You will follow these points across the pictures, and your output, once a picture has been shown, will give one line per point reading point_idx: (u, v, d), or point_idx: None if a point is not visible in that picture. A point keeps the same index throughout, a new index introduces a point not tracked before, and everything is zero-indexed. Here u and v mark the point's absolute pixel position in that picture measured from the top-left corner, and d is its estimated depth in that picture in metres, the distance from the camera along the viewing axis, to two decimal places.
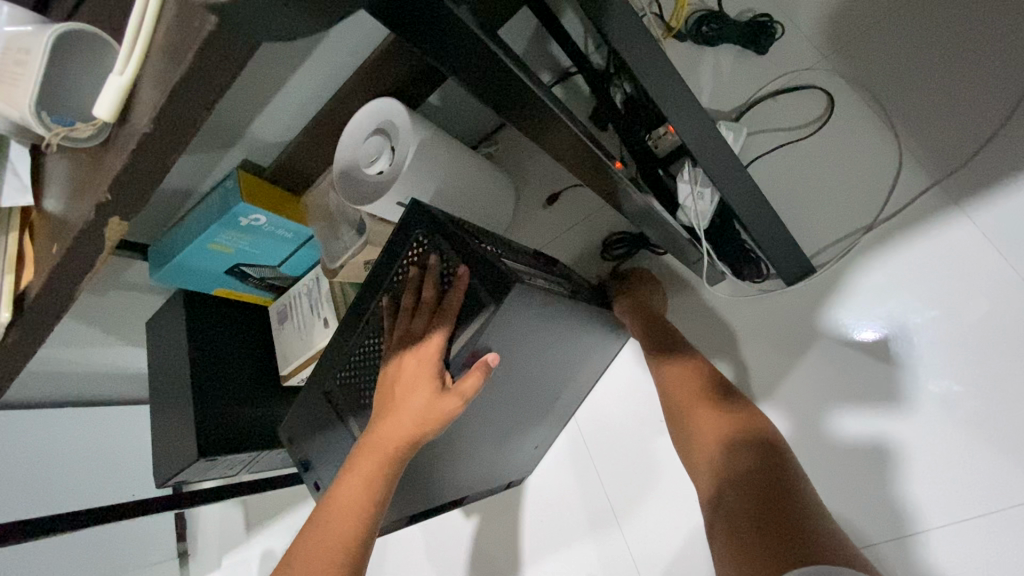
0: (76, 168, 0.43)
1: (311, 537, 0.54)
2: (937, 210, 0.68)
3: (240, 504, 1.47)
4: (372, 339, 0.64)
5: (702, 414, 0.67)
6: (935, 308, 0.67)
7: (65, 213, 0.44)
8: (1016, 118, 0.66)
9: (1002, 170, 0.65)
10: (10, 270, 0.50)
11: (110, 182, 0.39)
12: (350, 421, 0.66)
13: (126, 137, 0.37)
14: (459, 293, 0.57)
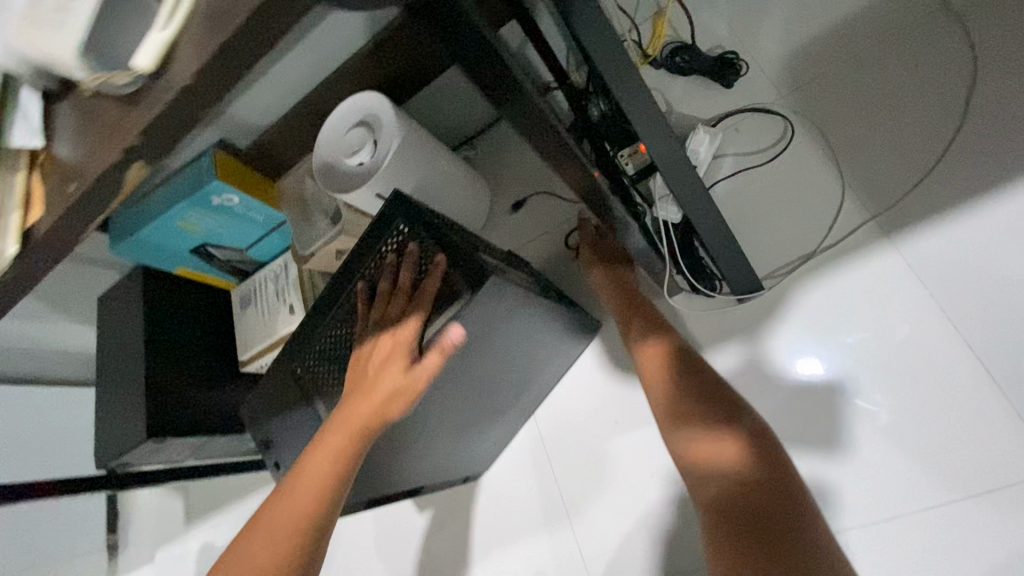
0: (104, 114, 0.45)
1: (267, 520, 0.53)
2: (872, 242, 0.75)
3: (182, 495, 1.41)
4: (345, 322, 0.65)
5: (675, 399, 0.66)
6: (867, 328, 0.74)
7: (84, 155, 0.46)
8: (941, 165, 0.74)
9: (927, 210, 0.73)
10: (17, 208, 0.51)
11: (143, 125, 0.42)
12: (316, 401, 0.67)
13: (160, 89, 0.40)
14: (437, 279, 0.60)
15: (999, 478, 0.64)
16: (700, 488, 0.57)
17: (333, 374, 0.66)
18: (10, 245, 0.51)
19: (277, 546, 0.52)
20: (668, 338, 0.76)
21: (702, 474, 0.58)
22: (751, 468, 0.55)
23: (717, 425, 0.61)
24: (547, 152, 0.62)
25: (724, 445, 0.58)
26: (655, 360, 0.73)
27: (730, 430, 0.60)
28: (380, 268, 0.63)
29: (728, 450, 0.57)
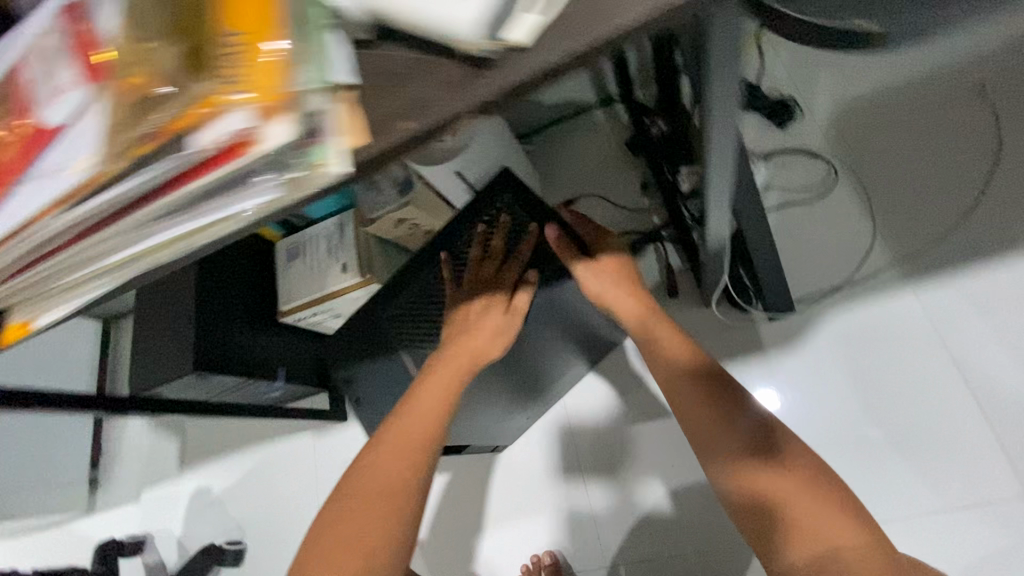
0: (468, 70, 0.30)
1: (386, 440, 0.58)
2: (894, 284, 0.86)
3: (178, 438, 1.40)
4: (434, 284, 0.71)
5: (700, 420, 0.56)
6: (880, 357, 0.85)
7: (425, 108, 0.30)
8: (959, 227, 0.85)
9: (944, 264, 0.85)
10: (339, 135, 0.31)
11: (507, 83, 0.29)
12: (403, 351, 0.73)
13: (507, 66, 0.29)
14: (529, 245, 0.69)
15: (982, 495, 0.76)
16: (762, 544, 0.49)
17: (418, 328, 0.73)
18: (328, 165, 0.30)
19: (397, 466, 0.55)
20: (670, 332, 0.63)
21: (758, 526, 0.50)
22: (824, 520, 0.47)
23: (756, 460, 0.52)
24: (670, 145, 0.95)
25: (778, 486, 0.50)
26: (661, 362, 0.61)
27: (774, 464, 0.51)
28: (469, 238, 0.70)
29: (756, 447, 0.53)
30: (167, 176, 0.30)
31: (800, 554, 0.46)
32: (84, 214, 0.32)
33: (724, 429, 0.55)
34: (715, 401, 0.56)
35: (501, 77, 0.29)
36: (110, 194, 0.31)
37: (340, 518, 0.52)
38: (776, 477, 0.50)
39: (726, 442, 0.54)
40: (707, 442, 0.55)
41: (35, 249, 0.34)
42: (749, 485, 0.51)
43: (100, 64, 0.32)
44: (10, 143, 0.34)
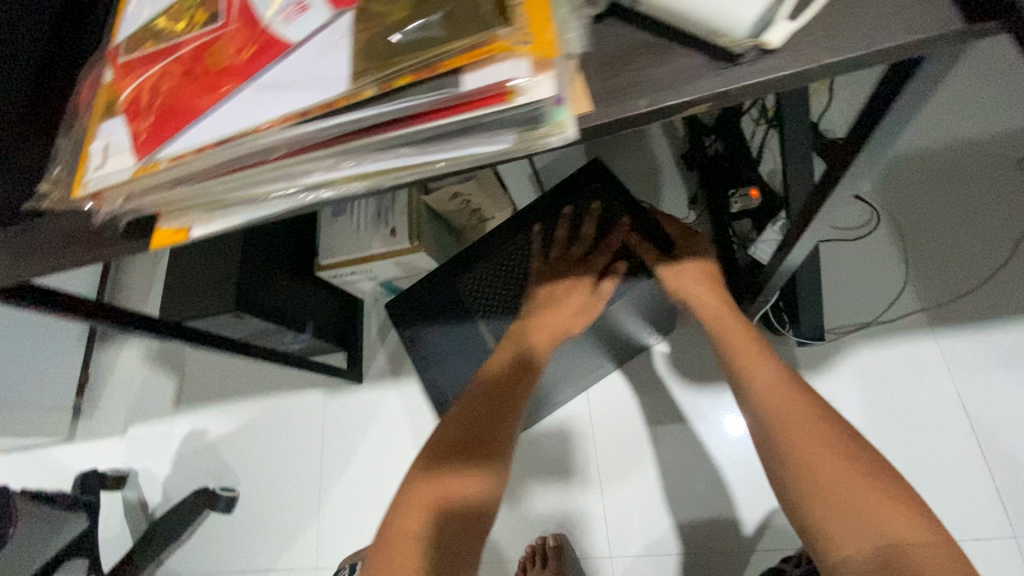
0: (710, 65, 0.32)
1: (473, 400, 0.61)
2: (920, 327, 0.93)
3: (174, 377, 1.36)
4: (517, 257, 0.74)
5: (763, 412, 0.57)
6: (897, 393, 0.91)
7: (665, 90, 0.32)
8: (985, 284, 0.93)
9: (966, 315, 0.92)
10: (570, 102, 0.32)
11: (752, 82, 0.31)
12: (479, 317, 0.74)
13: (753, 66, 0.31)
14: (621, 233, 0.69)
15: (976, 529, 0.82)
16: (816, 536, 0.49)
17: (493, 300, 0.74)
18: (562, 124, 0.31)
19: (487, 425, 0.58)
20: (743, 336, 0.64)
21: (813, 517, 0.49)
22: (883, 515, 0.46)
23: (813, 451, 0.52)
24: (724, 171, 1.06)
25: (836, 469, 0.50)
26: (732, 358, 0.63)
27: (834, 457, 0.51)
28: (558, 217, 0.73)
29: (823, 436, 0.53)
30: (414, 111, 0.30)
31: (856, 546, 0.46)
32: (306, 133, 0.32)
33: (785, 419, 0.55)
34: (779, 395, 0.57)
35: (744, 75, 0.31)
36: (345, 118, 0.31)
37: (419, 485, 0.53)
38: (831, 463, 0.50)
39: (785, 432, 0.54)
40: (768, 432, 0.56)
41: (232, 159, 0.34)
42: (805, 474, 0.51)
43: None
44: (225, 48, 0.34)
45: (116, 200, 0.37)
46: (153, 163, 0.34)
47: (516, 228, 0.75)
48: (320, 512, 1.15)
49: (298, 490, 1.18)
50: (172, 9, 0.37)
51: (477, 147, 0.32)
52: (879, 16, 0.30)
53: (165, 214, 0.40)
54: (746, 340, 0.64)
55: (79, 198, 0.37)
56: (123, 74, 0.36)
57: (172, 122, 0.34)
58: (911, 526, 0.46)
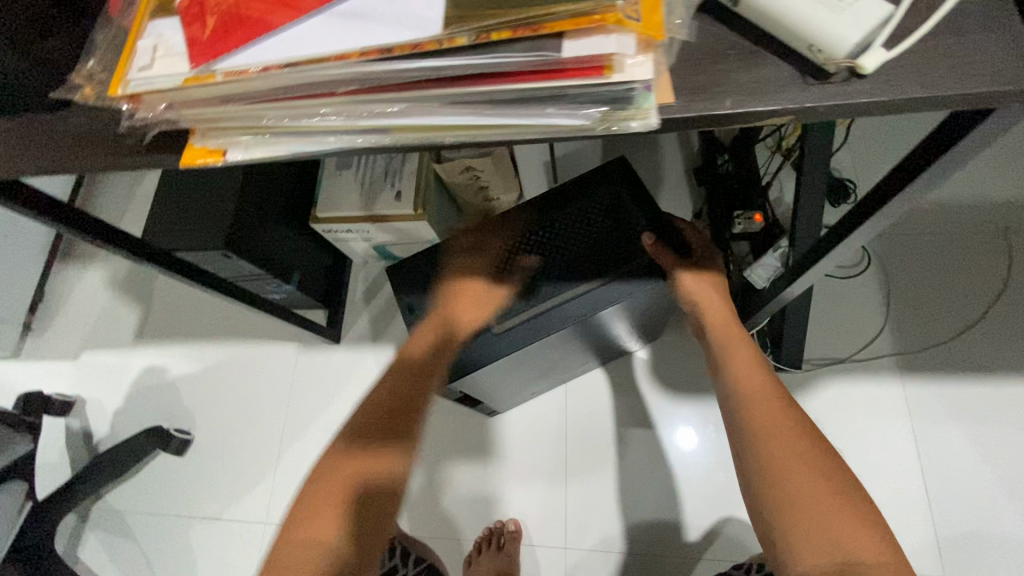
0: (799, 79, 0.32)
1: (381, 390, 0.68)
2: (889, 370, 0.97)
3: (138, 308, 1.30)
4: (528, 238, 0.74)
5: (748, 417, 0.59)
6: (858, 428, 0.95)
7: (751, 96, 0.32)
8: (954, 338, 0.98)
9: (933, 365, 0.97)
10: (658, 89, 0.31)
11: (839, 102, 0.31)
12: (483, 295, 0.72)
13: (840, 88, 0.32)
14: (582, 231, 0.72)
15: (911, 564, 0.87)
16: (782, 547, 0.52)
17: (501, 275, 0.73)
18: (647, 110, 0.31)
19: (393, 414, 0.65)
20: (740, 342, 0.67)
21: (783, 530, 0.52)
22: (849, 533, 0.50)
23: (789, 459, 0.55)
24: (731, 192, 1.07)
25: (807, 479, 0.53)
26: (727, 363, 0.65)
27: (812, 475, 0.53)
28: (572, 210, 0.73)
29: (804, 449, 0.55)
30: (504, 69, 0.29)
31: (816, 558, 0.49)
32: (384, 71, 0.30)
33: (769, 430, 0.57)
34: (767, 405, 0.59)
35: (829, 95, 0.31)
36: (430, 62, 0.29)
37: (330, 474, 0.61)
38: (804, 473, 0.54)
39: (768, 441, 0.56)
40: (749, 437, 0.58)
41: (294, 86, 0.32)
42: (782, 489, 0.54)
43: None
44: None
45: (155, 106, 0.34)
46: (207, 74, 0.32)
47: (530, 208, 0.75)
48: (277, 466, 1.12)
49: (257, 442, 1.15)
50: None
51: (558, 119, 0.31)
52: (968, 60, 0.31)
53: (200, 131, 0.37)
54: (745, 347, 0.66)
55: (115, 97, 0.34)
56: None
57: (237, 33, 0.32)
58: (876, 548, 0.49)
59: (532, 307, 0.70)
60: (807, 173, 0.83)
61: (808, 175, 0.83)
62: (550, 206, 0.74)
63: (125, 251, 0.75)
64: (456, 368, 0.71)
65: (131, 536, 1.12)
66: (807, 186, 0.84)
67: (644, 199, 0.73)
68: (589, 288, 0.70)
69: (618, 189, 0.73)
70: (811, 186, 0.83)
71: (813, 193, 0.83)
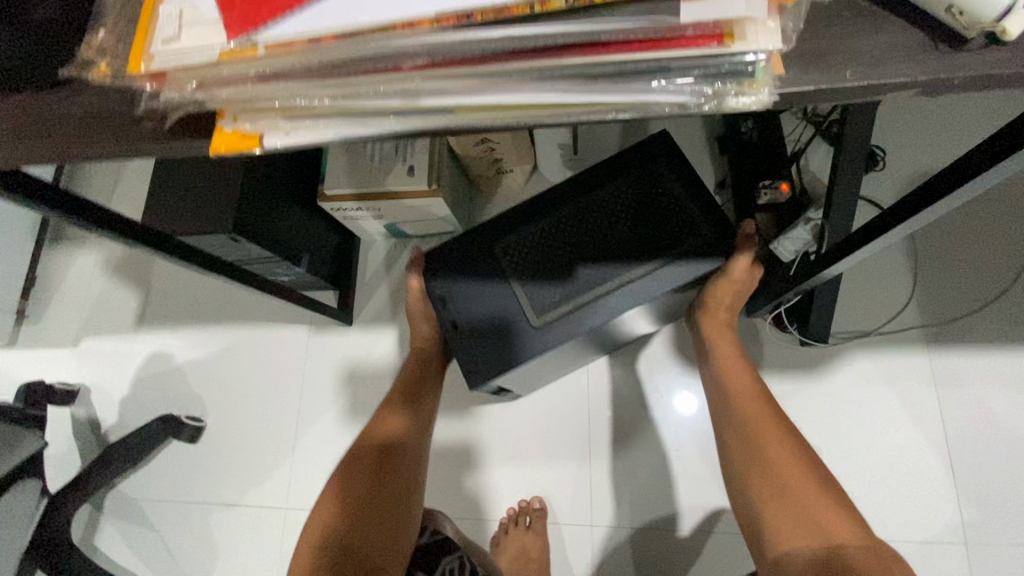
0: (926, 46, 0.28)
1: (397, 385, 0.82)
2: (916, 343, 0.96)
3: (136, 293, 1.24)
4: (564, 220, 0.70)
5: (738, 423, 0.67)
6: (884, 400, 0.95)
7: (873, 67, 0.28)
8: (981, 309, 0.96)
9: (959, 337, 0.96)
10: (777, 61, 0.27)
11: (977, 75, 0.27)
12: (518, 284, 0.69)
13: (976, 56, 0.28)
14: (606, 213, 0.69)
15: (933, 531, 0.89)
16: (765, 533, 0.59)
17: (537, 261, 0.69)
18: (765, 82, 0.26)
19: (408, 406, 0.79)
20: (735, 354, 0.75)
21: (765, 517, 0.60)
22: (832, 525, 0.56)
23: (778, 462, 0.62)
24: (756, 161, 1.03)
25: (793, 479, 0.60)
26: (723, 374, 0.73)
27: (799, 470, 0.61)
28: (613, 190, 0.70)
29: (793, 454, 0.62)
30: (604, 36, 0.25)
31: (800, 545, 0.56)
32: (460, 42, 0.26)
33: (761, 437, 0.64)
34: (760, 416, 0.66)
35: (964, 65, 0.28)
36: (516, 30, 0.25)
37: (357, 446, 0.74)
38: (790, 474, 0.61)
39: (761, 448, 0.63)
40: (745, 443, 0.65)
41: (351, 61, 0.28)
42: (768, 483, 0.61)
43: None
44: None
45: (182, 87, 0.29)
46: (248, 47, 0.27)
47: (563, 188, 0.71)
48: (294, 451, 1.10)
49: (273, 427, 1.12)
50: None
51: (660, 97, 0.27)
52: None
53: (230, 113, 0.32)
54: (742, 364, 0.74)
55: (135, 75, 0.29)
56: None
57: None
58: (852, 532, 0.55)
59: (574, 298, 0.67)
60: (847, 143, 0.79)
61: (849, 144, 0.80)
62: (586, 187, 0.71)
63: (121, 236, 0.68)
64: (494, 363, 0.69)
65: (150, 526, 1.10)
66: (845, 158, 0.80)
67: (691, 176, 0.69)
68: (633, 277, 0.66)
69: (657, 166, 0.70)
70: (849, 158, 0.80)
71: (851, 166, 0.80)
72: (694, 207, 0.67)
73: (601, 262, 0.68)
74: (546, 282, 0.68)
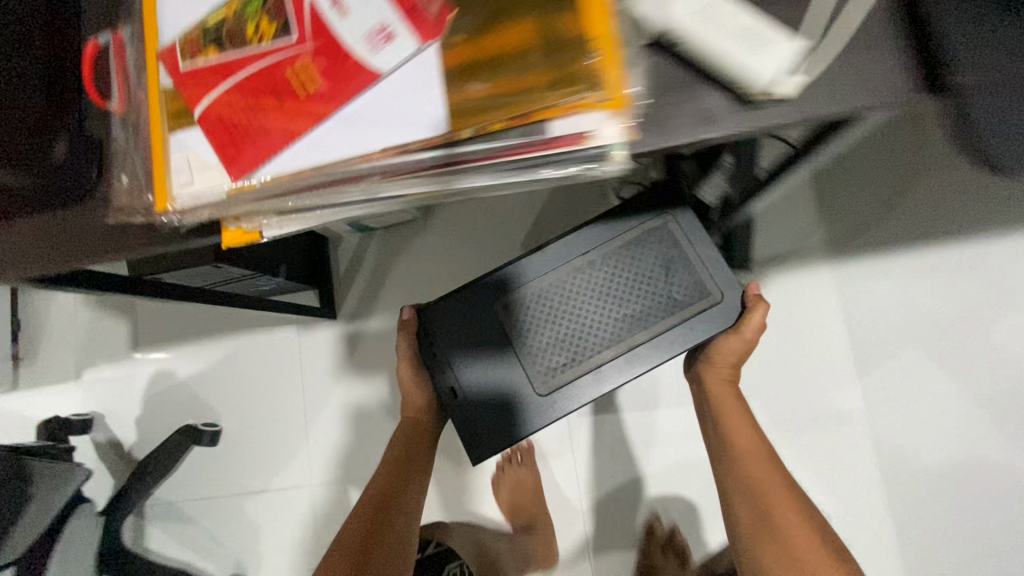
0: (737, 103, 0.40)
1: (391, 457, 0.87)
2: (823, 259, 1.13)
3: (124, 320, 1.31)
4: (566, 296, 0.81)
5: (730, 465, 0.75)
6: (800, 311, 1.13)
7: (700, 125, 0.40)
8: (877, 222, 1.13)
9: (859, 249, 1.13)
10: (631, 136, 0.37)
11: (769, 123, 0.39)
12: (522, 359, 0.81)
13: (769, 109, 0.39)
14: (607, 288, 0.80)
15: (841, 408, 1.11)
16: None
17: (537, 335, 0.81)
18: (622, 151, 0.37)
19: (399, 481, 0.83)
20: (735, 402, 0.81)
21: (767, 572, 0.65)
22: None
23: (779, 522, 0.68)
24: None
25: (792, 538, 0.66)
26: (728, 430, 0.78)
27: (798, 527, 0.67)
28: (616, 267, 0.80)
29: (793, 515, 0.68)
30: (501, 151, 0.36)
31: None
32: (403, 161, 0.36)
33: (761, 494, 0.70)
34: (762, 474, 0.72)
35: (760, 117, 0.39)
36: (441, 154, 0.36)
37: (350, 524, 0.78)
38: (791, 534, 0.66)
39: (761, 506, 0.70)
40: (749, 501, 0.71)
41: (325, 182, 0.38)
42: (772, 543, 0.66)
43: (435, 26, 0.35)
44: (307, 69, 0.36)
45: (199, 214, 0.39)
46: (248, 184, 0.37)
47: (549, 260, 0.82)
48: (308, 436, 1.24)
49: (284, 420, 1.25)
50: (232, 13, 0.38)
51: (550, 174, 0.38)
52: (856, 78, 0.40)
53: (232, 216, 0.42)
54: (747, 420, 0.79)
55: (162, 210, 0.39)
56: (191, 83, 0.38)
57: (265, 146, 0.37)
58: None
59: (569, 368, 0.80)
60: None
61: None
62: (571, 260, 0.81)
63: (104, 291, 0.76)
64: (502, 430, 0.81)
65: (191, 521, 1.24)
66: None
67: (684, 251, 0.79)
68: (620, 344, 0.79)
69: (633, 234, 0.80)
70: None
71: None
72: (672, 272, 0.79)
73: (596, 334, 0.80)
74: (545, 352, 0.81)
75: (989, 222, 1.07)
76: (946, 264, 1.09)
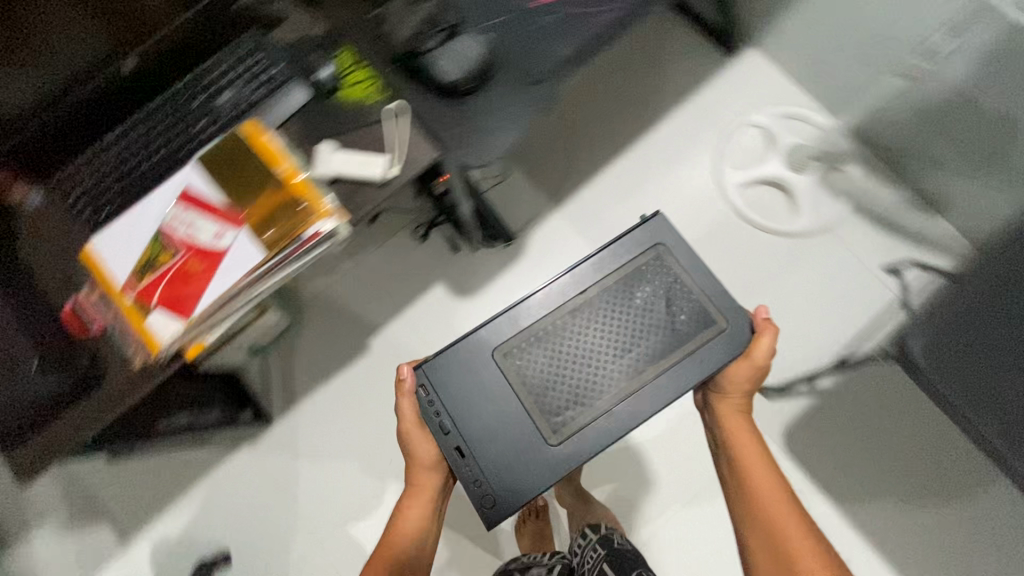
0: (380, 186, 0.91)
1: (405, 505, 1.09)
2: (552, 210, 1.75)
3: (105, 523, 1.55)
4: (591, 340, 1.08)
5: (735, 460, 1.06)
6: (556, 246, 1.73)
7: (371, 201, 0.91)
8: (567, 174, 1.77)
9: (567, 194, 1.76)
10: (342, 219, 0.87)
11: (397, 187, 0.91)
12: (559, 413, 1.04)
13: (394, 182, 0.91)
14: (630, 325, 1.08)
15: None
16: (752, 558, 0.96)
17: (573, 387, 1.05)
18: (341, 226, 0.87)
19: (410, 524, 1.06)
20: (739, 418, 1.11)
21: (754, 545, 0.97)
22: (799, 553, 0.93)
23: (773, 513, 0.98)
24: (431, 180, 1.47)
25: (777, 523, 0.97)
26: (736, 441, 1.08)
27: (789, 516, 0.97)
28: (633, 309, 1.09)
29: (781, 503, 0.99)
30: (290, 252, 0.84)
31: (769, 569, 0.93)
32: (252, 276, 0.83)
33: (761, 492, 1.01)
34: (760, 476, 1.02)
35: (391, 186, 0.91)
36: (265, 265, 0.83)
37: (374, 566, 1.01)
38: (784, 523, 0.96)
39: (756, 499, 1.00)
40: (749, 497, 1.01)
41: (223, 302, 0.83)
42: (760, 525, 0.98)
43: (239, 222, 0.84)
44: (193, 264, 0.83)
45: (172, 347, 0.82)
46: (190, 320, 0.82)
47: (571, 316, 1.09)
48: (298, 513, 1.58)
49: (275, 514, 1.58)
50: (147, 259, 0.84)
51: (319, 249, 0.87)
52: (417, 153, 0.93)
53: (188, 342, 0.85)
54: (749, 432, 1.09)
55: (153, 353, 0.82)
56: (143, 296, 0.83)
57: (191, 302, 0.82)
58: (809, 555, 0.92)
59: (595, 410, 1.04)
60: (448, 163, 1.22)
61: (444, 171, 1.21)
62: (583, 308, 1.10)
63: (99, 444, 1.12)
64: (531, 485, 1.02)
65: None
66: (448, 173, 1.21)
67: (676, 293, 1.09)
68: (634, 372, 1.05)
69: (629, 281, 1.10)
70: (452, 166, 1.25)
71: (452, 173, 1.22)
72: (669, 310, 1.08)
73: (619, 369, 1.05)
74: (567, 387, 1.06)
75: (614, 149, 1.78)
76: (610, 179, 1.77)
